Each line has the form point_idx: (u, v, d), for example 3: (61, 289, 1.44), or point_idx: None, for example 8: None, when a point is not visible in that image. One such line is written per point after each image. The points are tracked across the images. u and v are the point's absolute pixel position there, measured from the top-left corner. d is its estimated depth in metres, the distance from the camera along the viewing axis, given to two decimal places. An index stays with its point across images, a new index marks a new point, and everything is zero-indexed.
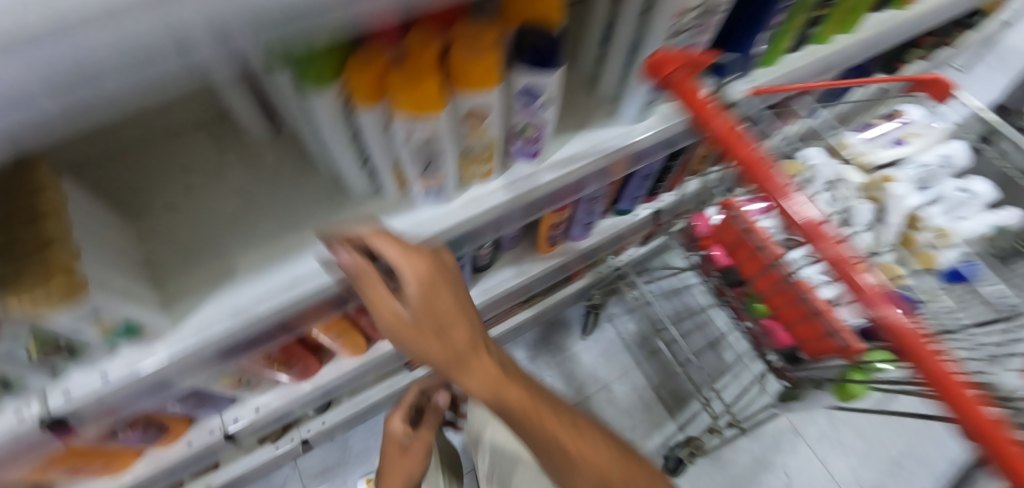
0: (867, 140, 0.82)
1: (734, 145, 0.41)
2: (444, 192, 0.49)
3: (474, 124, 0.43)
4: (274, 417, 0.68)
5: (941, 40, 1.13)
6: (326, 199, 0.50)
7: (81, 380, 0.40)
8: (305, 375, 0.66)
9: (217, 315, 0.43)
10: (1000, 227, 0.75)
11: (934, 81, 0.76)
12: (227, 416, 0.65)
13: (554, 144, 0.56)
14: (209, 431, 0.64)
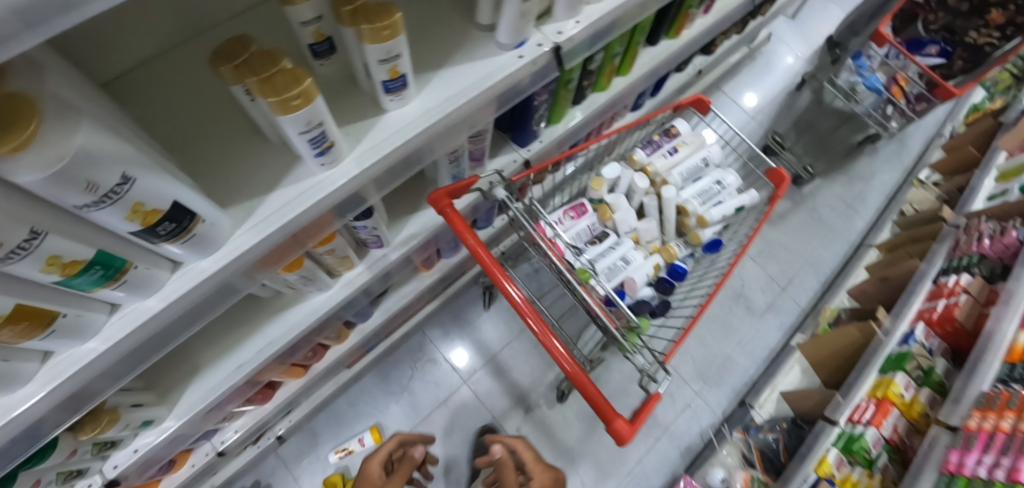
0: (648, 155, 1.01)
1: (480, 255, 0.64)
2: (324, 285, 0.75)
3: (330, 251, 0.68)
4: (253, 429, 0.98)
5: (743, 23, 1.36)
6: (245, 308, 0.76)
7: (121, 456, 0.67)
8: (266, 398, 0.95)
9: (196, 400, 0.69)
10: (742, 208, 1.02)
11: (694, 100, 0.99)
12: (217, 440, 0.93)
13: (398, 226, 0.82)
14: (207, 452, 0.93)
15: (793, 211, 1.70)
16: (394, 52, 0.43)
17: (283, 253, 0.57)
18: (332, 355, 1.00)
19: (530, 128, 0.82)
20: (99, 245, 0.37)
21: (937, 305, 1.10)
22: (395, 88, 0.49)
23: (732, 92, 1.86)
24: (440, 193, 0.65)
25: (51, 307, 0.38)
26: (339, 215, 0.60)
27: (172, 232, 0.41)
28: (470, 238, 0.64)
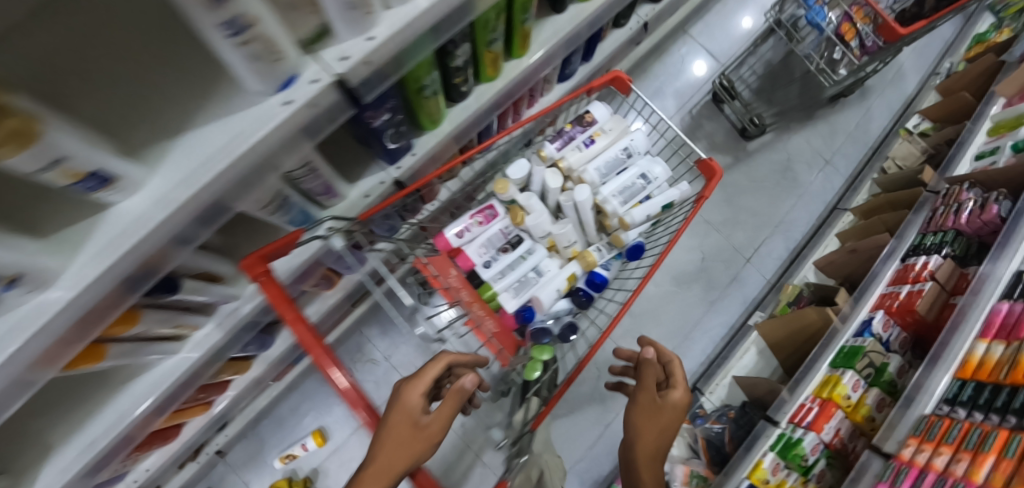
0: (558, 149, 0.86)
1: (299, 330, 0.54)
2: (173, 350, 0.67)
3: (155, 326, 0.59)
4: (167, 464, 0.96)
5: None
6: (91, 378, 0.67)
7: None
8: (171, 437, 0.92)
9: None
10: (671, 203, 0.87)
11: (611, 78, 0.82)
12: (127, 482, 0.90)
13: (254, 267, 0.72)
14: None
15: (763, 171, 1.54)
16: (56, 156, 0.29)
17: (59, 356, 0.40)
18: (239, 386, 0.97)
19: (388, 147, 0.67)
20: None
21: (900, 291, 1.00)
22: (98, 185, 0.36)
23: (701, 35, 1.62)
24: (254, 256, 0.54)
25: None
26: (129, 294, 0.43)
27: None
28: (289, 310, 0.54)
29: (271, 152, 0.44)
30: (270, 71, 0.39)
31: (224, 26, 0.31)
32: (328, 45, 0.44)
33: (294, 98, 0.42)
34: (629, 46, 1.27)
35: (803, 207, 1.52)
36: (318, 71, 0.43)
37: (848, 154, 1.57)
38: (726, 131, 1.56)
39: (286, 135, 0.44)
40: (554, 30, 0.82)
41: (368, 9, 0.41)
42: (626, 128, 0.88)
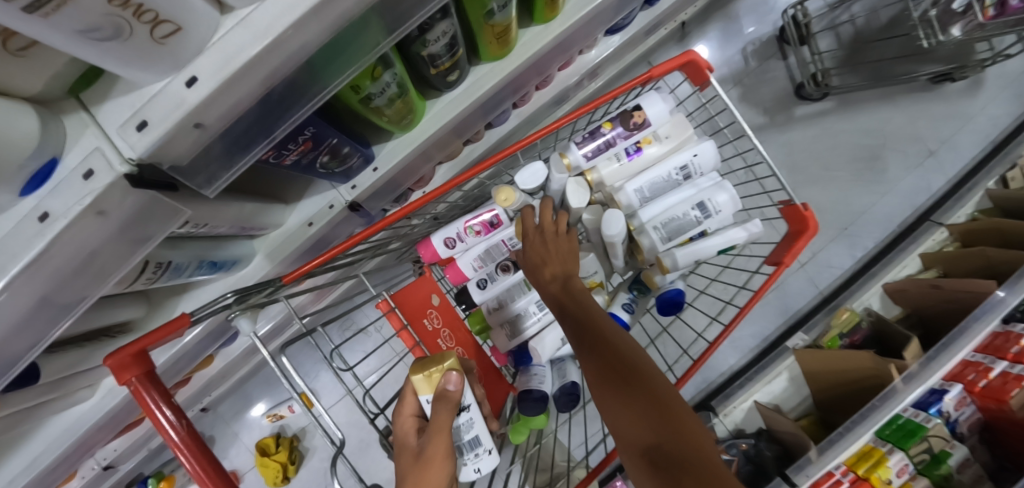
0: (588, 156, 0.61)
1: (191, 452, 0.38)
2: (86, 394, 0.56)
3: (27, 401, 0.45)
4: (136, 444, 0.91)
5: None
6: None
7: None
8: (132, 427, 0.85)
9: None
10: (731, 246, 0.64)
11: (683, 62, 0.55)
12: (94, 461, 0.88)
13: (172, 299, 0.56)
14: (91, 467, 0.89)
15: (844, 158, 1.22)
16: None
17: None
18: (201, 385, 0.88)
19: (329, 172, 0.46)
20: None
21: (991, 366, 0.80)
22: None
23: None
24: (126, 351, 0.38)
25: None
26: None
27: None
28: (177, 414, 0.39)
29: (65, 275, 0.28)
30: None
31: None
32: (121, 96, 0.24)
33: (55, 209, 0.24)
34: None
35: (886, 209, 1.21)
36: (101, 157, 0.24)
37: (959, 148, 1.22)
38: (786, 88, 1.19)
39: (79, 247, 0.27)
40: None
41: (160, 30, 0.20)
42: (691, 136, 0.62)
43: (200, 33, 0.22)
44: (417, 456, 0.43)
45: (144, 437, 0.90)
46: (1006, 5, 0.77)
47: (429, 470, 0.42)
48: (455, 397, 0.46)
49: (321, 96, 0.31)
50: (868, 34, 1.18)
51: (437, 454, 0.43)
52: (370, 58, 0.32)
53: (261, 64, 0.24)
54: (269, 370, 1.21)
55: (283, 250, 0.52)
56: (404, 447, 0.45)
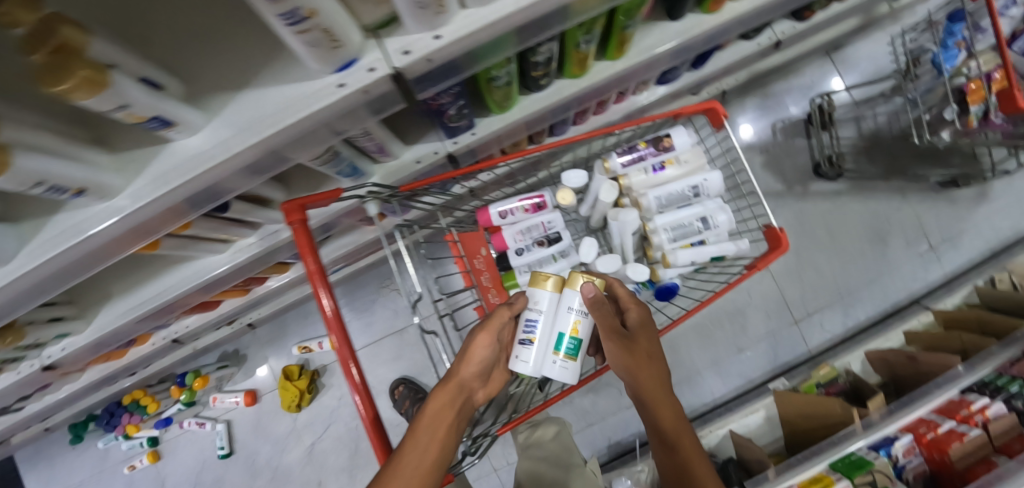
0: (624, 164, 0.80)
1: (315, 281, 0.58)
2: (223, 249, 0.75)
3: (206, 229, 0.64)
4: (202, 327, 1.10)
5: None
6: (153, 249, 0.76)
7: (53, 349, 0.79)
8: (209, 309, 1.04)
9: (110, 322, 0.77)
10: (723, 256, 0.82)
11: (705, 108, 0.74)
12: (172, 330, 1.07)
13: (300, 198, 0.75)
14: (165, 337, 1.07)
15: (852, 235, 1.36)
16: (119, 99, 0.35)
17: (130, 242, 0.53)
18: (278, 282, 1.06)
19: (449, 124, 0.67)
20: None
21: (941, 423, 0.91)
22: (162, 126, 0.42)
23: (844, 61, 1.37)
24: (295, 203, 0.58)
25: None
26: (192, 208, 0.52)
27: None
28: (329, 299, 0.57)
29: (314, 129, 0.49)
30: (326, 59, 0.41)
31: (284, 17, 0.34)
32: (393, 35, 0.45)
33: (350, 82, 0.44)
34: (756, 60, 1.04)
35: (884, 288, 1.34)
36: (381, 61, 0.44)
37: (958, 248, 1.35)
38: (805, 165, 1.37)
39: (335, 112, 0.47)
40: (662, 38, 0.74)
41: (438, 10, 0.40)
42: (704, 165, 0.81)
43: (449, 14, 0.43)
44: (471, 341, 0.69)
45: (211, 323, 1.08)
46: (988, 119, 0.91)
47: (471, 350, 0.68)
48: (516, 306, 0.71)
49: (475, 67, 0.51)
50: (887, 132, 1.35)
51: (481, 341, 0.68)
52: (514, 48, 0.52)
53: (469, 35, 0.45)
54: (311, 306, 1.38)
55: (396, 175, 0.72)
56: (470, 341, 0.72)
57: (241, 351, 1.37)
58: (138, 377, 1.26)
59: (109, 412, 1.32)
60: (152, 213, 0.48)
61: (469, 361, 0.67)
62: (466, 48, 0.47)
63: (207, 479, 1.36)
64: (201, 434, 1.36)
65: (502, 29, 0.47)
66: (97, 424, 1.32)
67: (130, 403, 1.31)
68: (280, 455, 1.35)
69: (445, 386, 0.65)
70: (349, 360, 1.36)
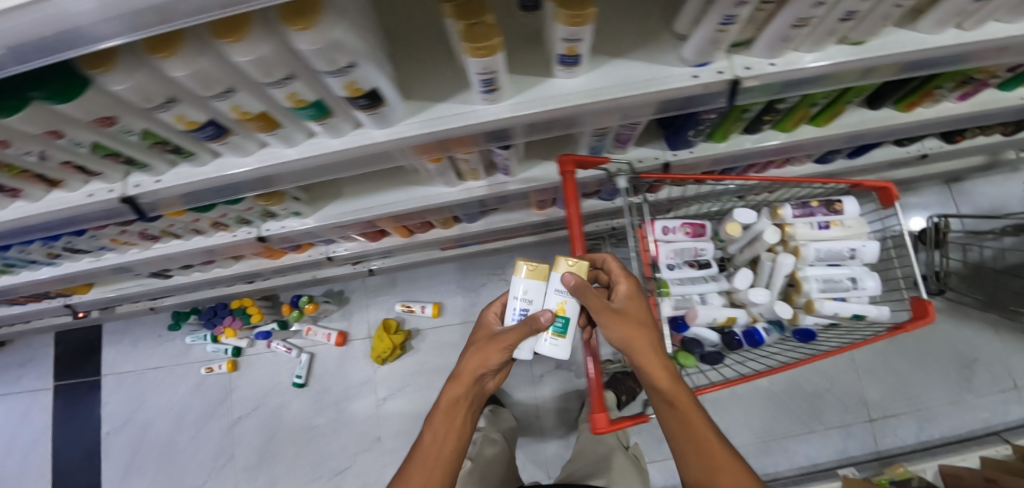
0: (795, 215, 0.92)
1: (573, 227, 0.70)
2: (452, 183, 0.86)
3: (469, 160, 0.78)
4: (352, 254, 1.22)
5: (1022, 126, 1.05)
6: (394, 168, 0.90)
7: (273, 225, 0.91)
8: (374, 240, 1.16)
9: (331, 215, 0.89)
10: (863, 316, 0.92)
11: (881, 186, 0.87)
12: (330, 249, 1.19)
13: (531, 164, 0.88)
14: (321, 254, 1.19)
15: (939, 353, 1.42)
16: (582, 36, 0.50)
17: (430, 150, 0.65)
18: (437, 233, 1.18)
19: (685, 137, 0.82)
20: (321, 95, 0.51)
21: None
22: (567, 63, 0.55)
23: (960, 194, 1.50)
24: (570, 159, 0.71)
25: (277, 121, 0.55)
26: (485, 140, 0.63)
27: (366, 106, 0.52)
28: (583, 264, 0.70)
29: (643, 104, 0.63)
30: (705, 53, 0.56)
31: (730, 16, 0.49)
32: (737, 54, 0.60)
33: (702, 75, 0.59)
34: (902, 167, 1.18)
35: (962, 412, 1.38)
36: (728, 68, 0.59)
37: None
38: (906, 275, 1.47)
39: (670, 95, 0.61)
40: (859, 121, 0.88)
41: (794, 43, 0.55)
42: (862, 234, 0.92)
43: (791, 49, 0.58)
44: (476, 347, 0.78)
45: (363, 253, 1.19)
46: None
47: (477, 359, 0.76)
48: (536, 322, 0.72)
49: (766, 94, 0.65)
50: (991, 266, 1.44)
51: (488, 352, 0.76)
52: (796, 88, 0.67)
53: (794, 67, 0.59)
54: (424, 272, 1.48)
55: None
56: (477, 340, 0.80)
57: (346, 292, 1.47)
58: (261, 284, 1.35)
59: (214, 311, 1.40)
60: (501, 129, 0.61)
61: (479, 362, 0.76)
62: (780, 77, 0.61)
63: (271, 404, 1.40)
64: (284, 360, 1.43)
65: (809, 72, 0.62)
66: (200, 318, 1.39)
67: (237, 308, 1.39)
68: (349, 400, 1.40)
69: (455, 386, 0.76)
70: (443, 331, 1.43)
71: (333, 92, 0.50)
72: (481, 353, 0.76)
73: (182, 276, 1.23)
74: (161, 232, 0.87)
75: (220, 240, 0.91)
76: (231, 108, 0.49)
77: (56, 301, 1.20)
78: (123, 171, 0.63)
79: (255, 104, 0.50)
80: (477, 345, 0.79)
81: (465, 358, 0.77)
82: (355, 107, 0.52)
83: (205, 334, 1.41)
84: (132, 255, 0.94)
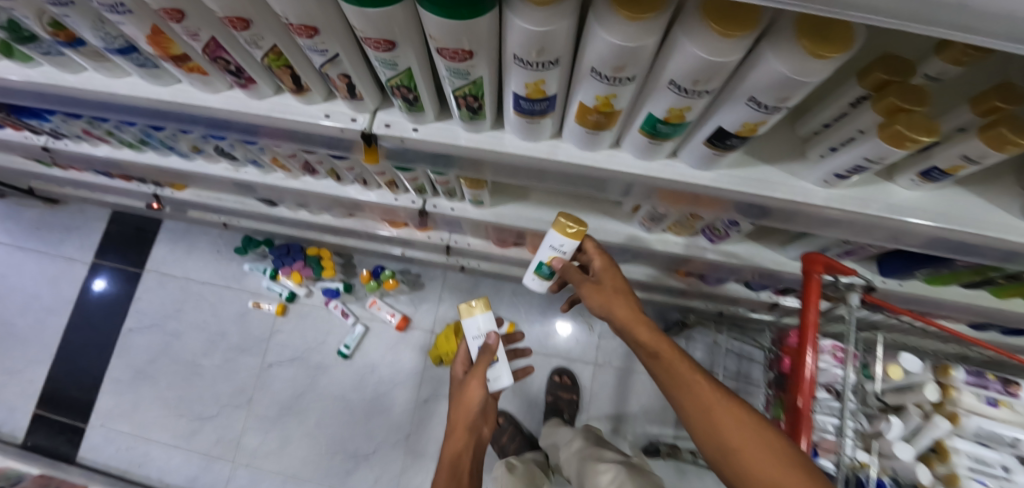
0: (968, 382, 0.85)
1: (807, 331, 0.65)
2: (651, 230, 0.80)
3: (692, 216, 0.72)
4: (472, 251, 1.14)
5: None
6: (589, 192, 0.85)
7: (442, 204, 0.83)
8: (508, 249, 1.10)
9: (513, 214, 0.82)
10: None
11: None
12: (453, 237, 1.14)
13: (733, 240, 0.82)
14: (441, 239, 1.14)
15: None
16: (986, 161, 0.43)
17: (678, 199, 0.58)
18: None
19: (908, 270, 0.77)
20: (696, 117, 0.42)
21: None
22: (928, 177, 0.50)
23: None
24: (819, 258, 0.66)
25: (612, 123, 0.46)
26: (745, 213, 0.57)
27: (728, 145, 0.45)
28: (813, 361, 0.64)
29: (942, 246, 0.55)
30: None
31: None
32: None
33: None
34: None
35: None
36: None
37: None
38: None
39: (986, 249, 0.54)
40: None
41: None
42: None
43: None
44: (457, 395, 0.88)
45: (486, 253, 1.14)
46: None
47: (462, 402, 0.86)
48: (489, 345, 0.87)
49: None
50: None
51: (468, 391, 0.85)
52: None
53: None
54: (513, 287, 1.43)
55: None
56: (455, 388, 0.90)
57: (421, 278, 1.57)
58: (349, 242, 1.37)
59: (287, 250, 1.46)
60: (796, 212, 0.55)
61: (467, 408, 0.85)
62: None
63: (312, 360, 1.53)
64: (336, 322, 1.54)
65: None
66: (273, 252, 1.45)
67: (311, 256, 1.44)
68: (392, 386, 1.50)
69: (457, 441, 0.84)
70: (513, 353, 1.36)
71: (719, 122, 0.42)
72: (463, 401, 0.86)
73: (286, 210, 1.15)
74: (328, 171, 0.78)
75: (376, 199, 0.83)
76: (606, 94, 0.40)
77: (148, 188, 1.18)
78: (379, 103, 0.54)
79: (628, 101, 0.41)
80: (458, 393, 0.89)
81: (456, 410, 0.86)
82: (716, 139, 0.44)
83: (266, 269, 1.51)
84: (270, 179, 0.85)
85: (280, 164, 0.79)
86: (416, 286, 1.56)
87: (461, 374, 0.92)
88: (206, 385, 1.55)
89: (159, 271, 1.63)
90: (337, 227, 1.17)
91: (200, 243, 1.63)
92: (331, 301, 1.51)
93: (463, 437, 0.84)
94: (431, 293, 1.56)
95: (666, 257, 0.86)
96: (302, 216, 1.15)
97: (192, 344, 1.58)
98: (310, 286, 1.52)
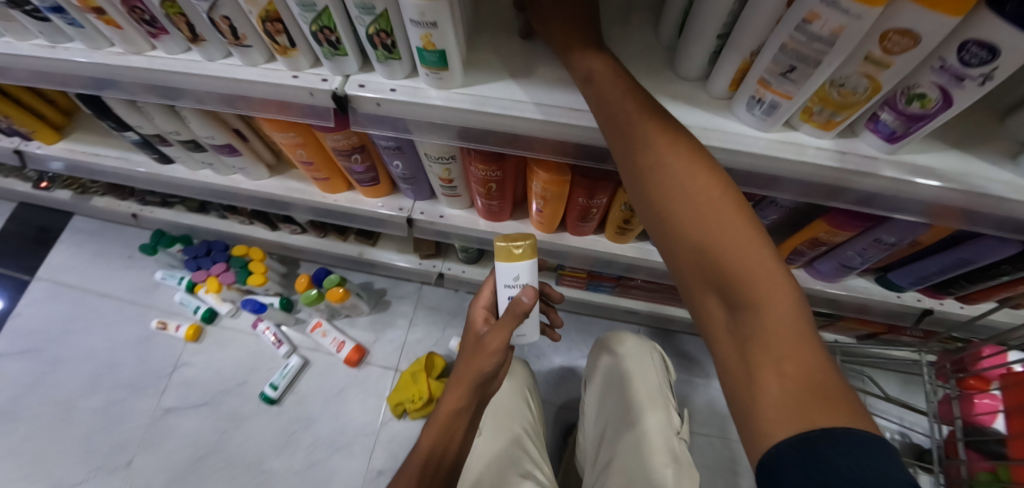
0: None
1: None
2: (776, 116, 0.41)
3: (878, 55, 0.33)
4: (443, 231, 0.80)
5: None
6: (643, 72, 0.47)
7: (376, 81, 0.46)
8: (499, 220, 0.74)
9: (506, 97, 0.44)
10: None
11: None
12: (417, 205, 0.77)
13: (917, 147, 0.44)
14: (400, 208, 0.77)
15: None
16: None
17: None
18: (597, 241, 0.74)
19: None
20: None
21: None
22: None
23: None
24: None
25: None
26: None
27: None
28: None
29: None
30: None
31: None
32: None
33: None
34: None
35: None
36: None
37: None
38: None
39: None
40: None
41: None
42: None
43: None
44: (465, 353, 0.55)
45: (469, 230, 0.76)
46: None
47: (472, 363, 0.53)
48: (519, 305, 0.49)
49: None
50: None
51: (482, 356, 0.52)
52: None
53: None
54: None
55: None
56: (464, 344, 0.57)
57: (387, 294, 1.17)
58: (289, 238, 1.04)
59: (207, 248, 1.08)
60: None
61: (475, 368, 0.52)
62: None
63: (225, 406, 1.07)
64: (268, 352, 1.12)
65: None
66: (184, 251, 1.06)
67: (235, 257, 1.05)
68: (332, 448, 1.02)
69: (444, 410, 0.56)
70: None
71: None
72: (474, 358, 0.53)
73: (185, 170, 0.81)
74: (165, 13, 0.42)
75: (260, 78, 0.47)
76: None
77: (10, 141, 0.86)
78: None
79: None
80: (468, 347, 0.56)
81: (462, 377, 0.54)
82: None
83: (181, 277, 1.14)
84: (95, 56, 0.50)
85: (96, 12, 0.44)
86: (380, 306, 1.16)
87: (479, 325, 0.56)
88: (69, 442, 1.06)
89: (48, 280, 1.23)
90: (256, 194, 0.81)
91: (109, 247, 1.26)
92: (260, 322, 1.10)
93: (458, 405, 0.54)
94: (400, 314, 1.15)
95: (785, 188, 0.47)
96: (207, 177, 0.80)
97: (67, 379, 1.12)
98: (235, 302, 1.14)
